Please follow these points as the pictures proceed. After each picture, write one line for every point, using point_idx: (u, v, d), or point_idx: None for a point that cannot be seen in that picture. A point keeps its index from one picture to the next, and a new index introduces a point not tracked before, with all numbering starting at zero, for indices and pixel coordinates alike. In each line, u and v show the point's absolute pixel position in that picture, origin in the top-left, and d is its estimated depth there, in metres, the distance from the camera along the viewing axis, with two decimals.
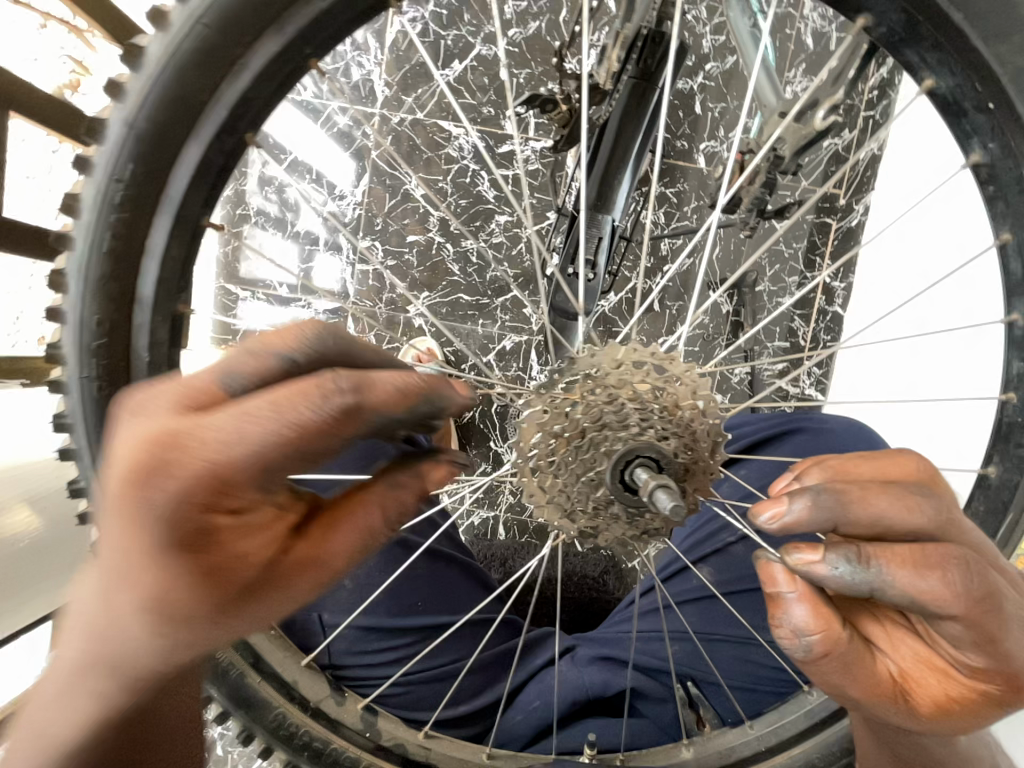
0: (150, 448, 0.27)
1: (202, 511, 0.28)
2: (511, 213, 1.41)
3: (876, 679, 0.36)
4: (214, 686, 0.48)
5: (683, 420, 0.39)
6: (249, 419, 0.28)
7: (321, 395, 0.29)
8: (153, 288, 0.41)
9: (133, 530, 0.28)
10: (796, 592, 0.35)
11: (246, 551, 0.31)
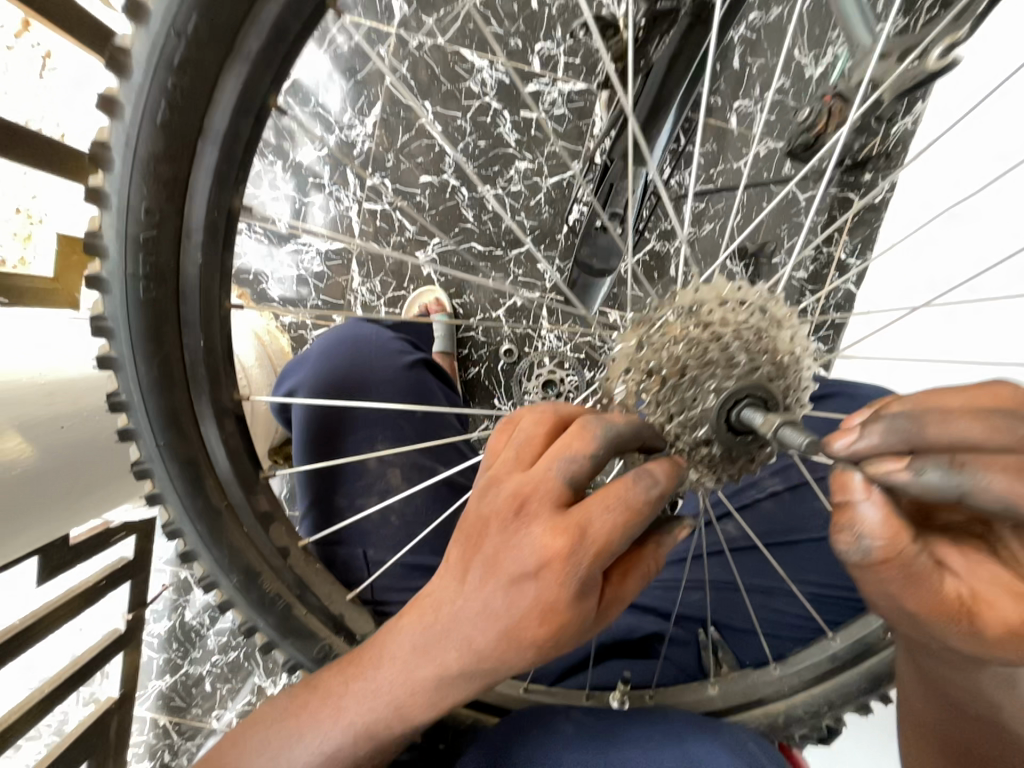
0: (547, 545, 0.32)
1: (579, 591, 0.33)
2: (532, 160, 1.35)
3: (940, 595, 0.31)
4: (261, 615, 0.47)
5: (785, 362, 0.38)
6: (612, 512, 0.33)
7: (652, 486, 0.34)
8: (211, 174, 0.36)
9: (518, 604, 0.33)
10: (871, 499, 0.30)
11: (587, 616, 0.34)
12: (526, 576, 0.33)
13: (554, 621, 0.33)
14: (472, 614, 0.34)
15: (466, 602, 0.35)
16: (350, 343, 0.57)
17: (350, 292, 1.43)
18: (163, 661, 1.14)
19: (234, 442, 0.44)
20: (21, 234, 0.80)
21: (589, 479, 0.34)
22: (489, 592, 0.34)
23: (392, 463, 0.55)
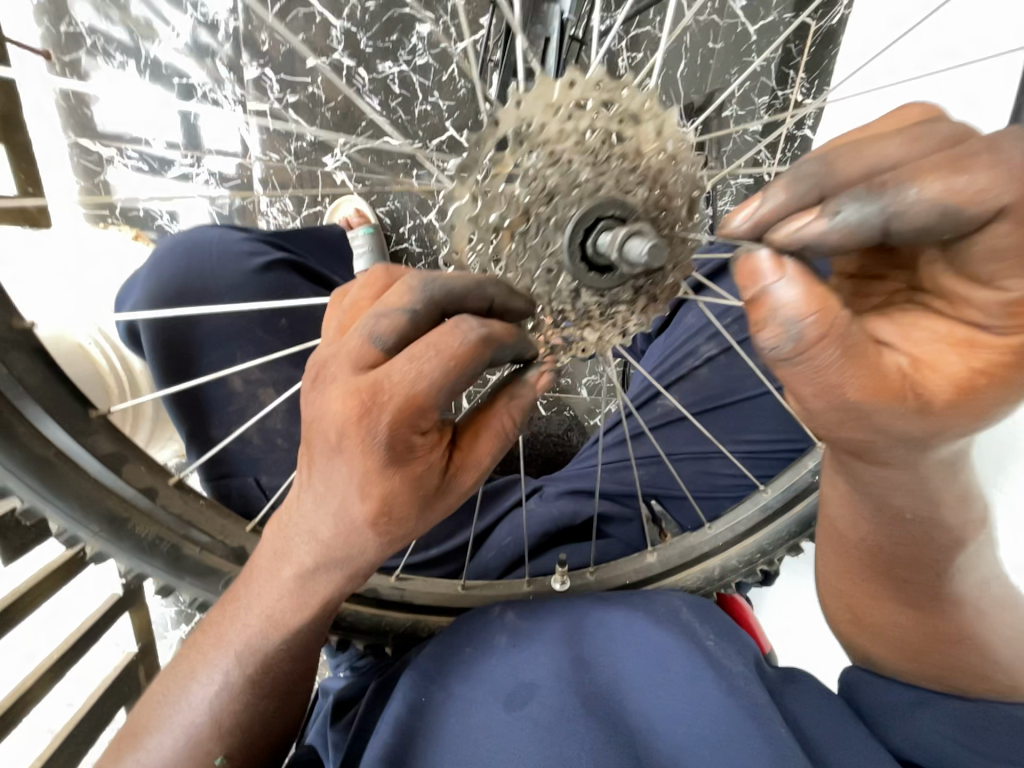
0: (342, 415, 0.28)
1: (391, 459, 0.29)
2: (436, 18, 1.14)
3: (880, 369, 0.24)
4: (147, 560, 0.43)
5: (649, 170, 0.30)
6: (411, 364, 0.28)
7: (469, 333, 0.28)
8: None
9: (337, 484, 0.30)
10: (785, 274, 0.23)
11: (418, 485, 0.31)
12: (339, 453, 0.29)
13: (385, 490, 0.30)
14: (312, 504, 0.32)
15: (302, 491, 0.32)
16: (184, 249, 0.48)
17: (261, 218, 1.26)
18: (177, 611, 1.18)
19: (32, 377, 0.37)
20: None
21: (399, 334, 0.29)
22: (313, 476, 0.31)
23: (262, 381, 0.49)
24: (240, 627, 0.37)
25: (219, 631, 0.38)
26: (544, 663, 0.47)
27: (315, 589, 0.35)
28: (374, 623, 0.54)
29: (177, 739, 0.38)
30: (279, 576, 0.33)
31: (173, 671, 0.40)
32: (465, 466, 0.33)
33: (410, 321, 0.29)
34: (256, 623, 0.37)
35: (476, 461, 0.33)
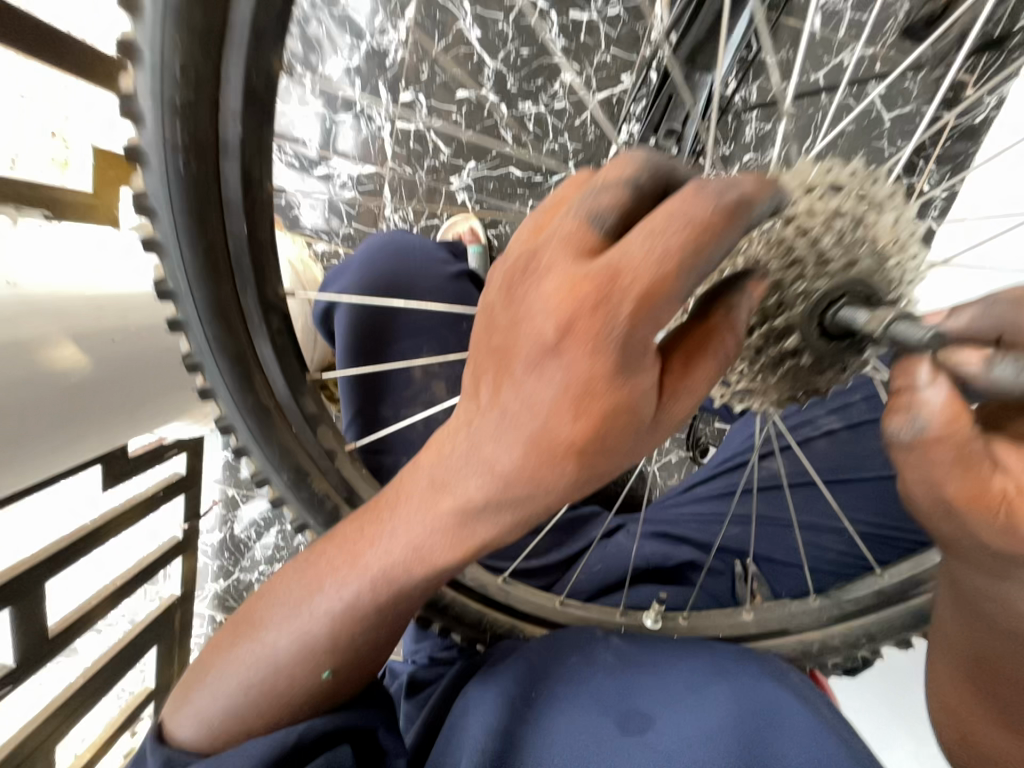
0: (569, 300, 0.30)
1: (616, 350, 0.30)
2: (580, 70, 1.24)
3: (990, 491, 0.28)
4: (312, 514, 0.48)
5: (889, 251, 0.33)
6: (656, 238, 0.28)
7: (709, 194, 0.28)
8: (248, 28, 0.32)
9: (549, 381, 0.32)
10: (937, 383, 0.28)
11: (637, 383, 0.32)
12: (553, 348, 0.31)
13: (603, 389, 0.31)
14: (508, 410, 0.34)
15: (492, 405, 0.35)
16: (392, 248, 0.54)
17: (381, 221, 1.39)
18: (217, 567, 1.25)
19: (280, 341, 0.43)
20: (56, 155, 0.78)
21: (615, 210, 0.30)
22: (516, 376, 0.33)
23: (437, 374, 0.55)
24: (373, 554, 0.40)
25: (337, 562, 0.41)
26: (657, 695, 0.48)
27: (502, 500, 0.36)
28: (475, 620, 0.56)
29: (282, 652, 0.43)
30: (471, 478, 0.36)
31: (278, 594, 0.43)
32: (681, 374, 0.33)
33: (625, 199, 0.30)
34: (393, 555, 0.39)
35: (688, 376, 0.33)
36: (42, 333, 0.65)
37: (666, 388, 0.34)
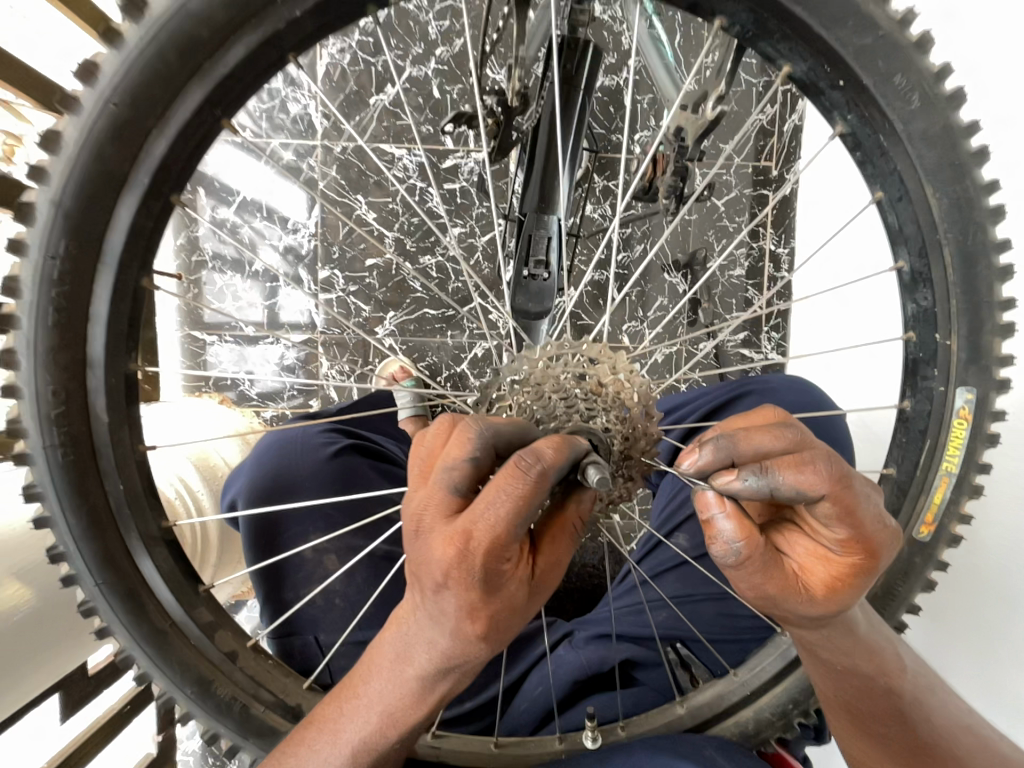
0: (443, 560, 0.36)
1: (489, 586, 0.37)
2: (464, 223, 1.48)
3: (780, 578, 0.40)
4: (221, 721, 0.50)
5: (607, 396, 0.43)
6: (497, 508, 0.35)
7: (531, 468, 0.35)
8: (103, 352, 0.43)
9: (445, 611, 0.38)
10: (723, 514, 0.38)
11: (511, 599, 0.39)
12: (443, 586, 0.37)
13: (488, 605, 0.38)
14: (422, 623, 0.40)
15: (415, 611, 0.40)
16: (278, 446, 0.65)
17: (321, 378, 1.54)
18: None
19: (167, 567, 0.49)
20: None
21: (469, 477, 0.37)
22: (423, 603, 0.39)
23: (327, 549, 0.61)
24: (350, 732, 0.43)
25: (319, 745, 0.43)
26: None
27: (431, 690, 0.42)
28: None
29: None
30: (405, 682, 0.41)
31: None
32: (547, 567, 0.42)
33: (474, 465, 0.36)
34: (369, 729, 0.43)
35: (550, 565, 0.42)
36: None
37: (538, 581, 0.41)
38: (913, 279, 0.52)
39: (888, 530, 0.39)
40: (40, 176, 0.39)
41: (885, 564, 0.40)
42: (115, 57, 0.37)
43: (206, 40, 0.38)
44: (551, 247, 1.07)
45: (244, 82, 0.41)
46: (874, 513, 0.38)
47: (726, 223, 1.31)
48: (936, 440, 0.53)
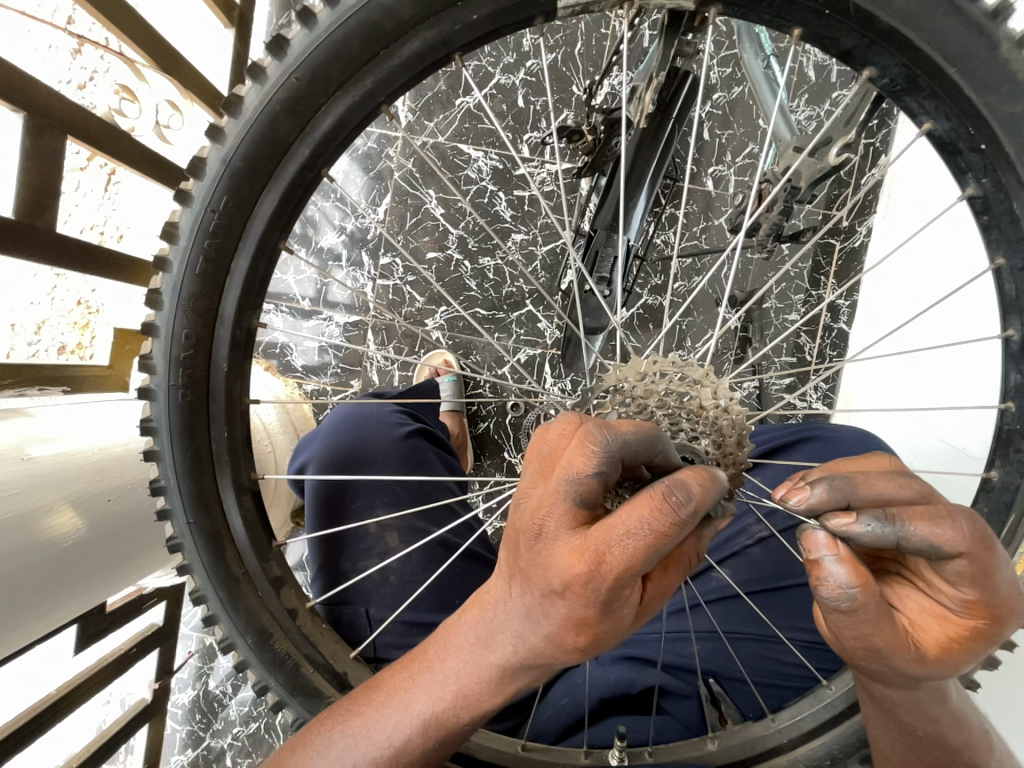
0: (566, 569, 0.37)
1: (605, 609, 0.37)
2: (527, 231, 1.51)
3: (894, 631, 0.40)
4: (273, 676, 0.51)
5: (709, 419, 0.44)
6: (634, 535, 0.35)
7: (670, 503, 0.35)
8: (235, 304, 0.46)
9: (551, 614, 0.39)
10: (835, 558, 0.37)
11: (619, 620, 0.39)
12: (558, 593, 0.38)
13: (597, 621, 0.38)
14: (519, 619, 0.41)
15: (514, 606, 0.41)
16: (354, 419, 0.67)
17: (366, 360, 1.57)
18: (186, 733, 1.20)
19: (249, 517, 0.51)
20: (79, 322, 1.07)
21: (596, 492, 0.37)
22: (527, 600, 0.40)
23: (389, 527, 0.63)
24: (419, 707, 0.44)
25: (384, 712, 0.44)
26: None
27: (501, 687, 0.43)
28: None
29: None
30: (491, 669, 0.42)
31: (325, 738, 0.45)
32: (655, 596, 0.42)
33: (600, 479, 0.36)
34: (439, 706, 0.43)
35: (661, 592, 0.42)
36: (43, 505, 0.76)
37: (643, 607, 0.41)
38: (1021, 350, 0.51)
39: (1018, 599, 0.39)
40: (217, 135, 0.41)
41: (1008, 634, 0.39)
42: (304, 35, 0.40)
43: (389, 32, 0.40)
44: (616, 265, 1.09)
45: (409, 72, 0.43)
46: (1008, 580, 0.38)
47: (791, 266, 1.31)
48: (1021, 515, 0.52)
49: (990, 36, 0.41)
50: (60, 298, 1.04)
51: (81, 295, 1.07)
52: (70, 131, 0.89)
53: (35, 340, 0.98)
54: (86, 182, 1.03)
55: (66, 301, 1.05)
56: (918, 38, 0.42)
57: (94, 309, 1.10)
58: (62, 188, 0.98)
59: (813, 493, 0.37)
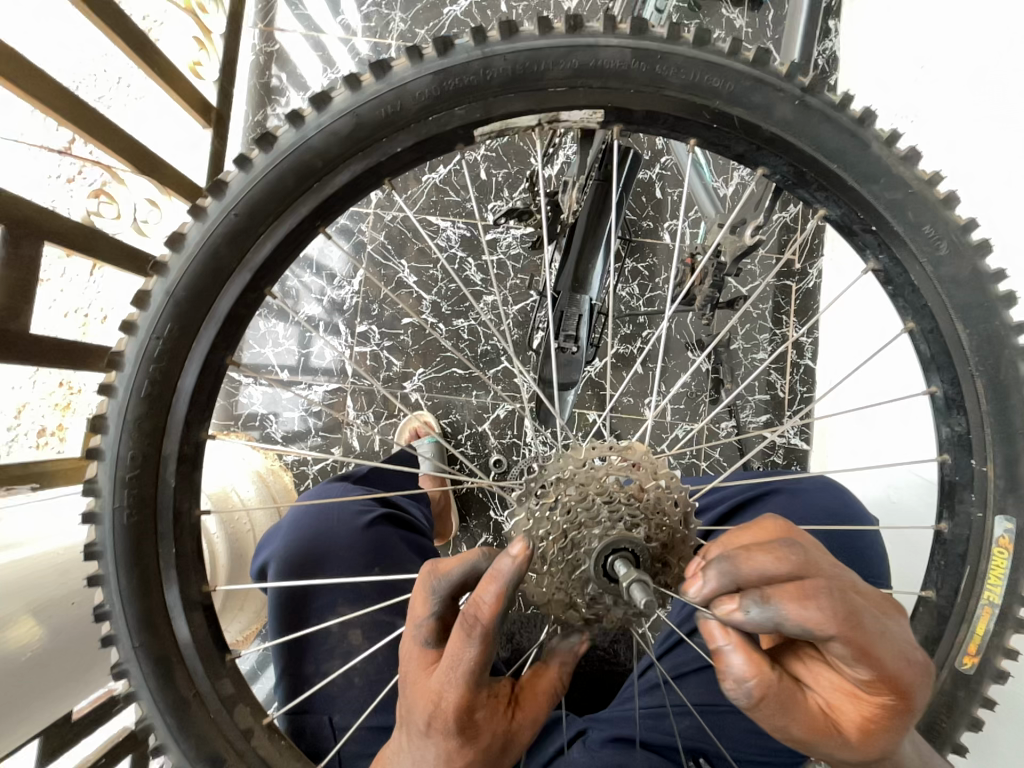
0: (420, 709, 0.41)
1: (464, 742, 0.41)
2: (498, 292, 1.56)
3: (809, 715, 0.41)
4: None
5: (649, 503, 0.45)
6: (457, 665, 0.40)
7: (477, 628, 0.40)
8: (182, 421, 0.47)
9: (426, 759, 0.41)
10: (730, 645, 0.40)
11: (488, 751, 0.42)
12: (420, 733, 0.41)
13: (462, 759, 0.41)
14: (403, 766, 0.43)
15: (398, 752, 0.43)
16: (314, 514, 0.67)
17: (347, 426, 1.57)
18: None
19: (201, 632, 0.50)
20: (60, 405, 1.08)
21: (434, 630, 0.43)
22: (406, 747, 0.42)
23: (353, 623, 0.61)
24: None
25: None
26: None
27: None
28: None
29: None
30: None
31: None
32: (527, 721, 0.44)
33: (436, 619, 0.44)
34: None
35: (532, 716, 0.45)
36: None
37: (517, 736, 0.44)
38: (947, 404, 0.54)
39: (911, 668, 0.39)
40: (160, 269, 0.44)
41: (915, 705, 0.39)
42: (242, 177, 0.44)
43: (321, 168, 0.45)
44: (581, 324, 1.13)
45: (343, 198, 0.47)
46: (890, 650, 0.38)
47: (747, 311, 1.36)
48: (976, 567, 0.53)
49: (861, 139, 0.47)
50: (43, 382, 1.04)
51: (61, 378, 1.08)
52: (47, 237, 0.93)
53: (15, 424, 0.98)
54: (72, 269, 1.06)
55: (50, 384, 1.06)
56: (799, 142, 0.47)
57: (75, 391, 1.11)
58: (46, 276, 1.00)
59: (705, 581, 0.40)
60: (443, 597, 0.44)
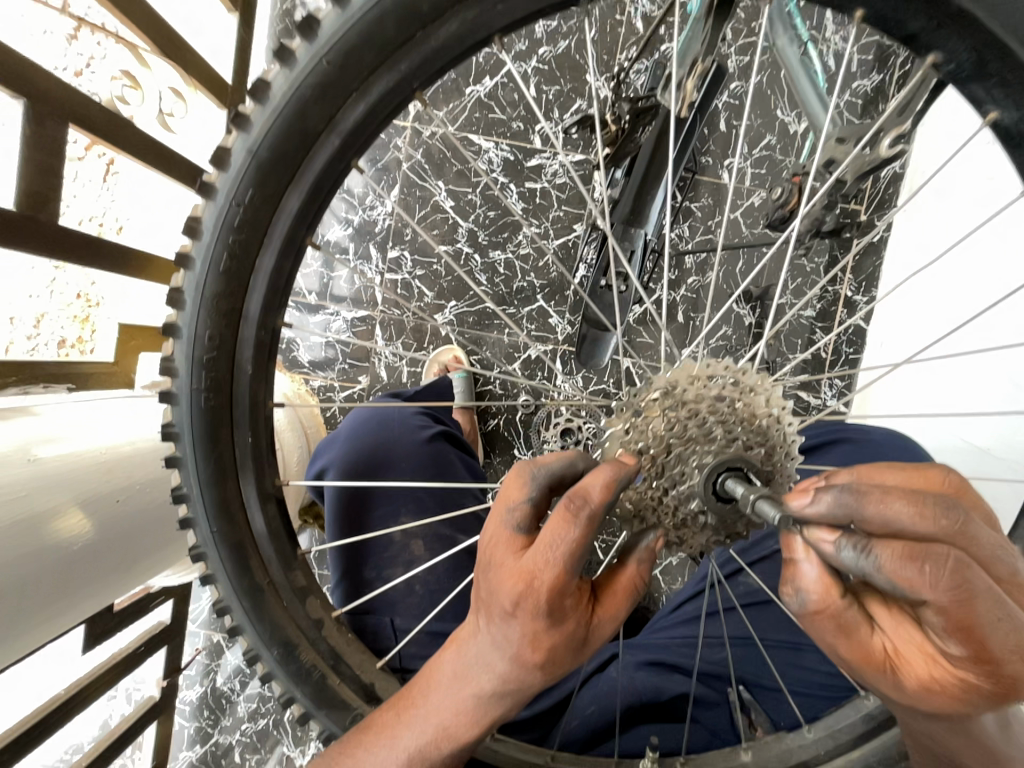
0: (509, 590, 0.40)
1: (550, 622, 0.40)
2: (539, 224, 1.47)
3: (866, 650, 0.38)
4: (299, 687, 0.49)
5: (762, 428, 0.41)
6: (555, 547, 0.38)
7: (582, 511, 0.38)
8: (259, 304, 0.43)
9: (509, 635, 0.41)
10: (809, 558, 0.39)
11: (570, 636, 0.42)
12: (506, 612, 0.41)
13: (547, 637, 0.41)
14: (485, 646, 0.43)
15: (478, 635, 0.44)
16: (377, 422, 0.66)
17: (374, 355, 1.54)
18: (194, 730, 1.19)
19: (274, 524, 0.49)
20: (79, 316, 1.01)
21: (529, 517, 0.42)
22: (488, 627, 0.43)
23: (414, 533, 0.61)
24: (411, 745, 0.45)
25: None
26: None
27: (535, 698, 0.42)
28: None
29: None
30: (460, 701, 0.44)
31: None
32: (608, 616, 0.43)
33: (532, 505, 0.42)
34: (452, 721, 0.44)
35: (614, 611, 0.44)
36: (52, 506, 0.73)
37: (598, 626, 0.43)
38: None
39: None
40: (243, 123, 0.39)
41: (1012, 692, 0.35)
42: (337, 16, 0.37)
43: (425, 12, 0.37)
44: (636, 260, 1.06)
45: (448, 56, 0.40)
46: (1003, 637, 0.32)
47: (805, 263, 1.28)
48: None
49: None
50: (62, 291, 0.97)
51: (80, 289, 1.01)
52: (70, 120, 0.84)
53: (35, 334, 0.93)
54: (84, 171, 0.96)
55: (70, 294, 0.99)
56: (993, 21, 0.39)
57: (95, 301, 1.04)
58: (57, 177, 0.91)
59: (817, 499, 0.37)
60: (542, 484, 0.42)
